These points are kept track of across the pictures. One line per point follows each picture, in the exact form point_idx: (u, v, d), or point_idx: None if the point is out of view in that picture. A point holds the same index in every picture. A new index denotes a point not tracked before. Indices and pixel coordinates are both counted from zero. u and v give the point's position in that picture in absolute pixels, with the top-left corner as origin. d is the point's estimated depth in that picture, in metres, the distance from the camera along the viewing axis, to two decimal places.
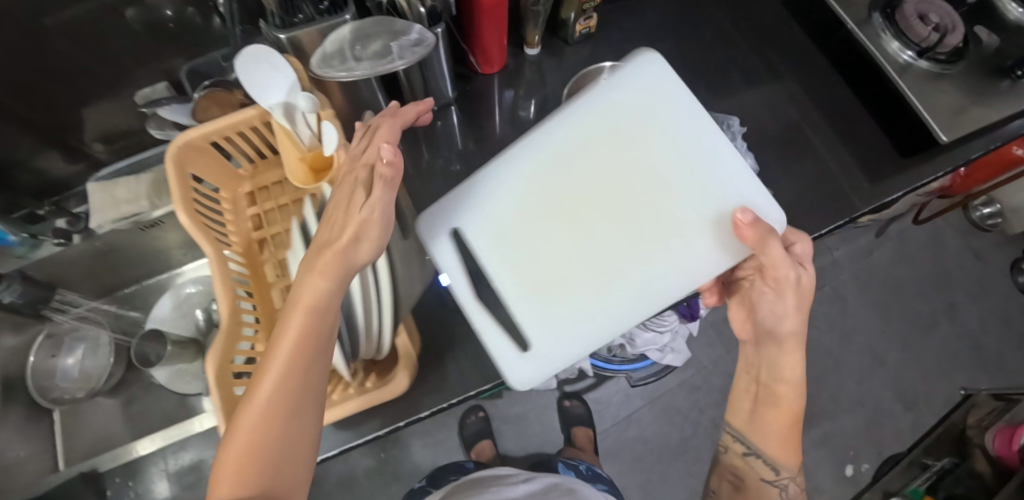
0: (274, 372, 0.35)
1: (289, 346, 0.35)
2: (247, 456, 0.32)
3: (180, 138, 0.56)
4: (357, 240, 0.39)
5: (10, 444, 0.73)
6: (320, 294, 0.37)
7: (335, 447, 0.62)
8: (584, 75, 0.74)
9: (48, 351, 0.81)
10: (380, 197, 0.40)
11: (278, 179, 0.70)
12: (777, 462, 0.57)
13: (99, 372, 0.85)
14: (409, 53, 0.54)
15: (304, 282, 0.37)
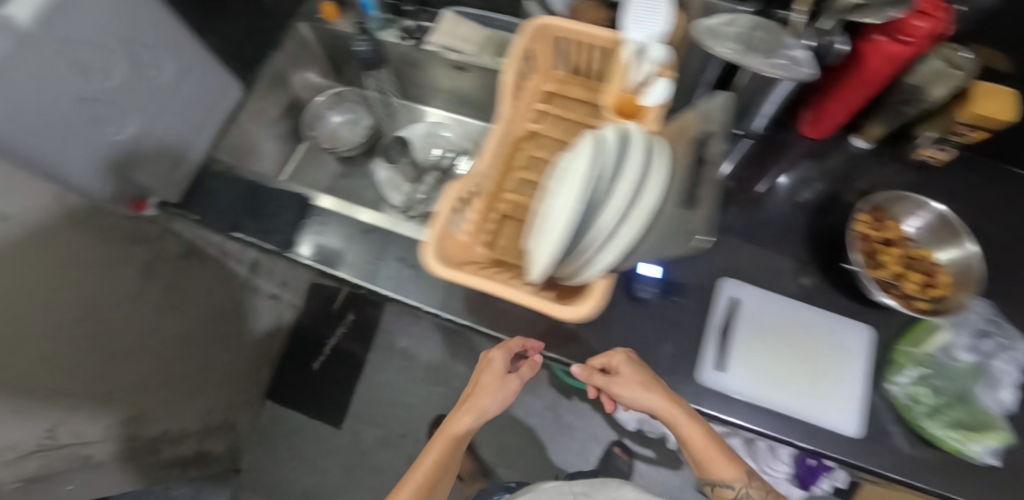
0: (441, 436, 0.60)
1: (455, 428, 0.59)
2: (425, 481, 0.58)
3: (544, 18, 0.64)
4: (479, 400, 0.59)
5: (267, 142, 0.93)
6: (462, 425, 0.59)
7: (465, 320, 0.66)
8: (903, 195, 0.66)
9: (329, 103, 0.97)
10: (509, 385, 0.60)
11: (574, 96, 0.73)
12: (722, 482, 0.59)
13: (347, 141, 0.97)
14: (786, 66, 0.52)
15: (455, 418, 0.59)
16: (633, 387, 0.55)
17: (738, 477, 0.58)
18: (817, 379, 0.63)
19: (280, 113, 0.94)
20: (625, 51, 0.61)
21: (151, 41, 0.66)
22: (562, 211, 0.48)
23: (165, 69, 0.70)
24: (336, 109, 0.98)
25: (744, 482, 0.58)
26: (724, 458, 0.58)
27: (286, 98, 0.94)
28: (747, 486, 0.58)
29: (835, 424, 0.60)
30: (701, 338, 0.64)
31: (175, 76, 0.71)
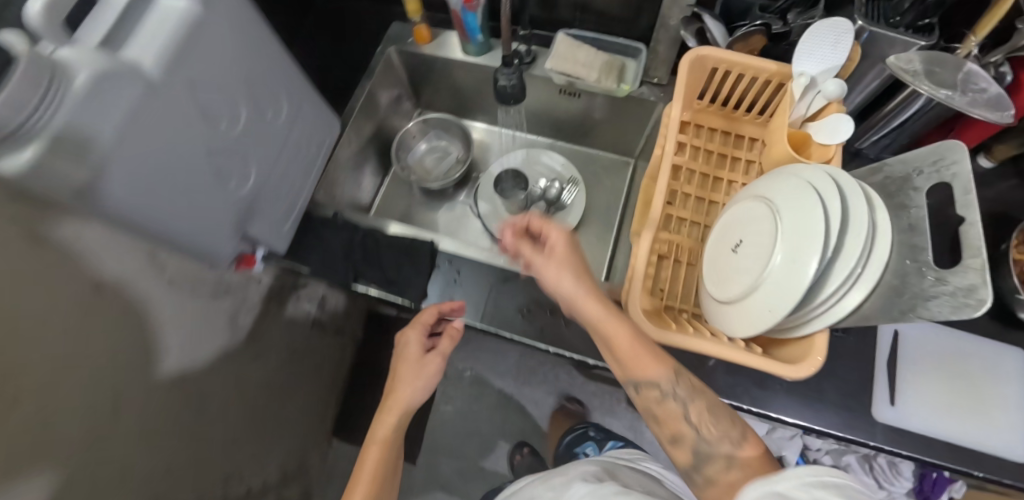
0: (391, 412, 0.58)
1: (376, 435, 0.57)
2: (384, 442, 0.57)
3: (702, 50, 0.61)
4: (400, 393, 0.58)
5: (354, 178, 0.85)
6: (386, 430, 0.57)
7: None
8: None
9: (415, 131, 0.91)
10: (433, 366, 0.59)
11: (710, 125, 0.71)
12: (647, 380, 0.50)
13: (437, 172, 0.92)
14: (976, 101, 0.51)
15: (379, 421, 0.58)
16: (553, 272, 0.54)
17: (659, 377, 0.50)
18: (986, 409, 0.63)
19: (364, 146, 0.86)
20: (795, 88, 0.59)
21: (261, 80, 0.57)
22: (791, 267, 0.46)
23: (279, 111, 0.61)
24: (421, 137, 0.92)
25: (672, 383, 0.50)
26: (646, 359, 0.50)
27: (368, 130, 0.86)
28: (676, 386, 0.50)
29: (1004, 447, 0.60)
30: (872, 373, 0.63)
31: (289, 117, 0.63)
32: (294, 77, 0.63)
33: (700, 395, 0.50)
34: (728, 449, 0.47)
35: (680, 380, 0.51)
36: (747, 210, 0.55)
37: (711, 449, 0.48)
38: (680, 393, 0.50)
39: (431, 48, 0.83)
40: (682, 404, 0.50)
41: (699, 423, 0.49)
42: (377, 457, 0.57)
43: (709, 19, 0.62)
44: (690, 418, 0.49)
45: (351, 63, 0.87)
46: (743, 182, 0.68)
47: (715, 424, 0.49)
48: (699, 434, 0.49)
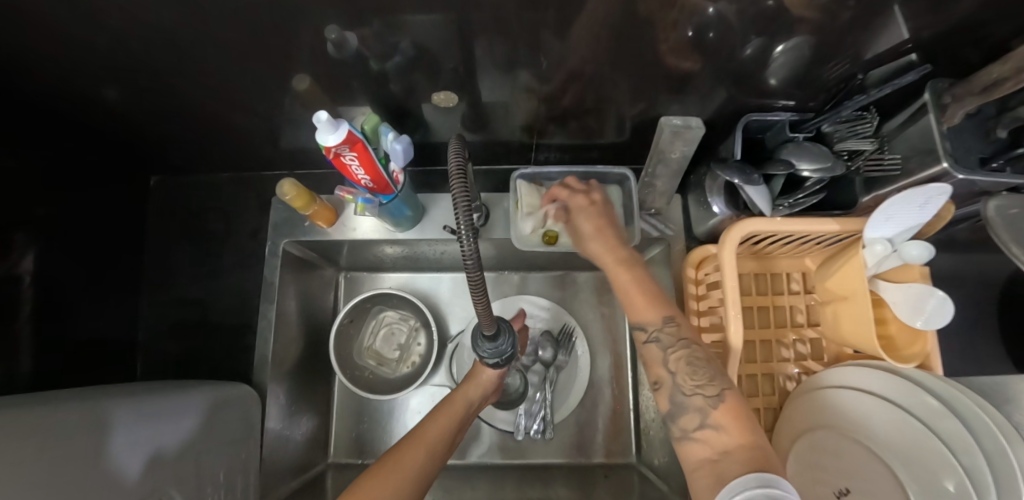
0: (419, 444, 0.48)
1: (429, 434, 0.49)
2: (402, 470, 0.44)
3: (748, 224, 0.45)
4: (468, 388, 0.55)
5: (298, 422, 0.64)
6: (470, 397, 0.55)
7: None
8: None
9: (350, 317, 0.69)
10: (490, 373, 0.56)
11: (742, 271, 0.57)
12: (638, 323, 0.45)
13: (395, 357, 0.72)
14: None
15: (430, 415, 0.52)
16: (586, 223, 0.52)
17: (651, 319, 0.44)
18: None
19: (297, 369, 0.64)
20: (863, 255, 0.46)
21: None
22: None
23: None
24: (359, 320, 0.70)
25: (658, 325, 0.44)
26: (641, 298, 0.46)
27: (294, 348, 0.64)
28: (662, 331, 0.44)
29: None
30: None
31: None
32: (172, 443, 0.42)
33: (685, 344, 0.42)
34: (703, 400, 0.39)
35: (669, 326, 0.44)
36: (829, 441, 0.47)
37: (687, 398, 0.39)
38: (667, 339, 0.43)
39: (340, 230, 0.61)
40: (663, 352, 0.43)
41: (676, 372, 0.41)
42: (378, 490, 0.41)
43: (744, 187, 0.46)
44: (668, 364, 0.42)
45: (233, 271, 0.62)
46: (796, 337, 0.55)
47: (692, 374, 0.40)
48: (675, 379, 0.41)
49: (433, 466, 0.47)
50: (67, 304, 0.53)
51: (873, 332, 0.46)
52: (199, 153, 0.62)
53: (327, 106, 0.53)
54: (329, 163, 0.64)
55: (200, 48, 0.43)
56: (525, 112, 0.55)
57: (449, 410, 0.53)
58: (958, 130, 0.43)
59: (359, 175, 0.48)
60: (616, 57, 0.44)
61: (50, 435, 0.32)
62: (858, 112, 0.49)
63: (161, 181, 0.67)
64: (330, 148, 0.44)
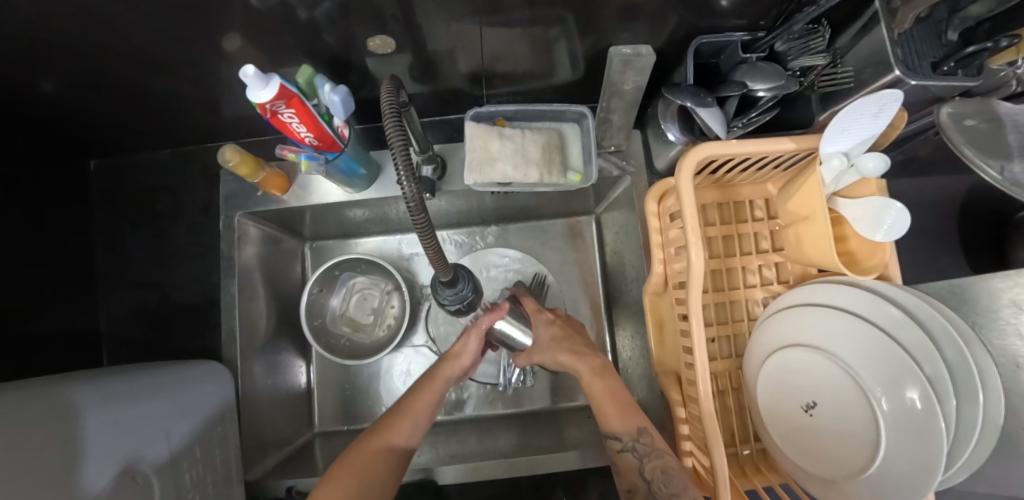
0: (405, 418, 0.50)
1: (416, 407, 0.51)
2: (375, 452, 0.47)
3: (705, 150, 0.45)
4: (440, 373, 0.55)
5: (279, 393, 0.64)
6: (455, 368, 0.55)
7: None
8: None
9: (320, 285, 0.68)
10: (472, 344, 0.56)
11: (706, 202, 0.56)
12: (611, 434, 0.47)
13: (370, 321, 0.71)
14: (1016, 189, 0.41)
15: (412, 394, 0.52)
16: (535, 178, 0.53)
17: (625, 429, 0.47)
18: None
19: (270, 342, 0.64)
20: (822, 172, 0.46)
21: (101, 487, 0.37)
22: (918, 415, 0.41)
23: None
24: (329, 288, 0.69)
25: (632, 436, 0.46)
26: (613, 407, 0.49)
27: (264, 322, 0.63)
28: (637, 441, 0.46)
29: None
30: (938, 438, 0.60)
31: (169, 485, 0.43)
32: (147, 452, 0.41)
33: (658, 454, 0.45)
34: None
35: (644, 437, 0.46)
36: (800, 360, 0.46)
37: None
38: (642, 449, 0.46)
39: (295, 196, 0.59)
40: (639, 461, 0.46)
41: (652, 481, 0.44)
42: (372, 456, 0.46)
43: (697, 110, 0.44)
44: (644, 473, 0.45)
45: (189, 251, 0.60)
46: (761, 263, 0.56)
47: (665, 482, 0.43)
48: (649, 486, 0.44)
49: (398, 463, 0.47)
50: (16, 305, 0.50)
51: (833, 250, 0.46)
52: (132, 130, 0.58)
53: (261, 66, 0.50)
54: (275, 128, 0.61)
55: (103, 11, 0.39)
56: (473, 55, 0.52)
57: (429, 384, 0.53)
58: (909, 36, 0.42)
59: (302, 133, 0.46)
60: None
61: (17, 416, 0.33)
62: (810, 25, 0.46)
63: (100, 164, 0.63)
64: (263, 105, 0.41)
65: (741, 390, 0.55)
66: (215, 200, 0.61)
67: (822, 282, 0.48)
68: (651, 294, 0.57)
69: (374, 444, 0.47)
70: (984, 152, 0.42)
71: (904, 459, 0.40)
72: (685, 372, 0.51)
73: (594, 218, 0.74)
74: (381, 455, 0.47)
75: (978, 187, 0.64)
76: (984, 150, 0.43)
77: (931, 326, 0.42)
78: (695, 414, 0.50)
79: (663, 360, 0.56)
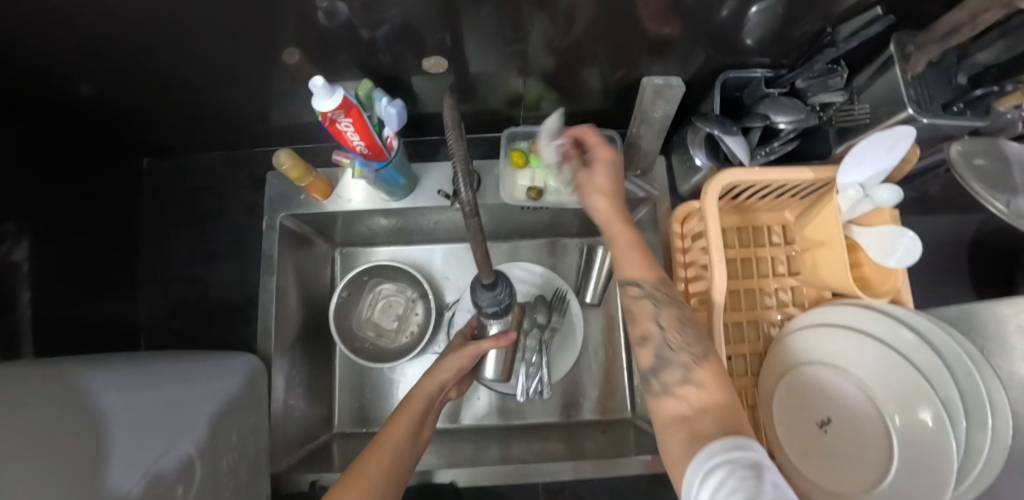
0: (402, 423, 0.50)
1: (413, 405, 0.52)
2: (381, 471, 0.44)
3: (725, 176, 0.48)
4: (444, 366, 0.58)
5: (304, 391, 0.66)
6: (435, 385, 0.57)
7: None
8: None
9: (348, 289, 0.70)
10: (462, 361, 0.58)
11: (727, 225, 0.59)
12: (629, 278, 0.43)
13: (394, 327, 0.74)
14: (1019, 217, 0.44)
15: (416, 389, 0.54)
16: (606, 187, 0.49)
17: (647, 276, 0.43)
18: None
19: (299, 341, 0.66)
20: (838, 201, 0.49)
21: (151, 458, 0.38)
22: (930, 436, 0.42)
23: (193, 481, 0.41)
24: (357, 292, 0.72)
25: (654, 282, 0.42)
26: (636, 258, 0.44)
27: (295, 320, 0.65)
28: (657, 286, 0.42)
29: None
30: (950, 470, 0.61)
31: (208, 465, 0.43)
32: (187, 417, 0.43)
33: (676, 304, 0.41)
34: (688, 358, 0.38)
35: (664, 286, 0.42)
36: (814, 377, 0.49)
37: (676, 355, 0.39)
38: (661, 296, 0.42)
39: (334, 203, 0.62)
40: (656, 306, 0.41)
41: (668, 328, 0.40)
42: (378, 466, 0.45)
43: (723, 137, 0.48)
44: (659, 319, 0.41)
45: (228, 247, 0.63)
46: (777, 286, 0.58)
47: (681, 332, 0.40)
48: (664, 335, 0.40)
49: (413, 452, 0.49)
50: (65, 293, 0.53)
51: (847, 274, 0.49)
52: (188, 132, 0.62)
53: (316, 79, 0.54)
54: (320, 136, 0.65)
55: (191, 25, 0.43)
56: (512, 78, 0.56)
57: (411, 403, 0.53)
58: (923, 78, 0.46)
59: (355, 141, 0.49)
60: (599, 25, 0.45)
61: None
62: (830, 65, 0.50)
63: (152, 162, 0.67)
64: (326, 114, 0.45)
65: (756, 408, 0.56)
66: (259, 201, 0.64)
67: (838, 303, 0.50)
68: None
69: (378, 459, 0.45)
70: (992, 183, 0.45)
71: (912, 478, 0.42)
72: None
73: None
74: (386, 469, 0.45)
75: (985, 224, 0.67)
76: (991, 180, 0.45)
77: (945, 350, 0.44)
78: None
79: None
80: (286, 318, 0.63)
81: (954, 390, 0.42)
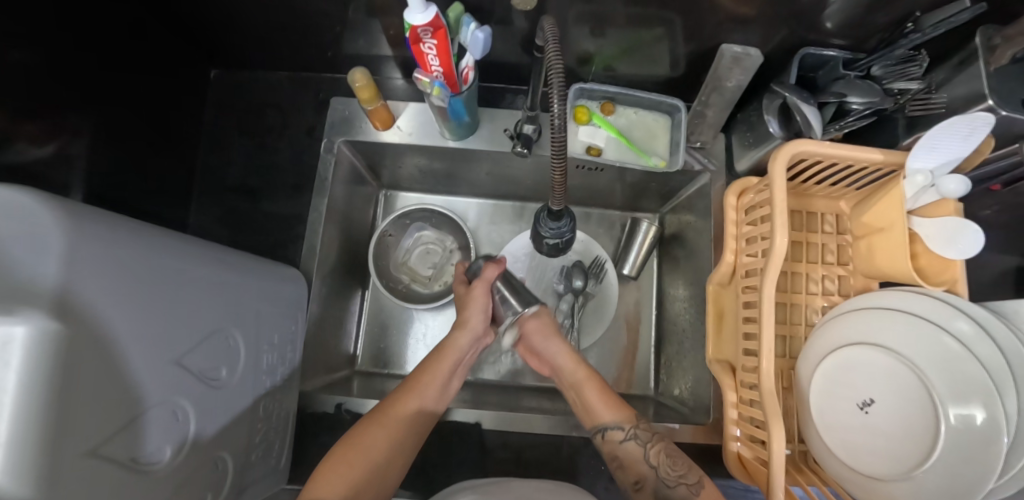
0: (436, 377, 0.51)
1: (439, 366, 0.52)
2: (406, 419, 0.47)
3: (797, 144, 0.48)
4: (471, 317, 0.56)
5: (336, 319, 0.66)
6: (464, 341, 0.55)
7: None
8: None
9: (390, 229, 0.70)
10: (477, 316, 0.56)
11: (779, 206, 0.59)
12: (610, 424, 0.50)
13: (428, 272, 0.74)
14: None
15: (450, 335, 0.55)
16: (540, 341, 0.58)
17: (619, 418, 0.50)
18: None
19: (337, 270, 0.66)
20: (903, 187, 0.48)
21: (205, 333, 0.39)
22: (978, 421, 0.42)
23: (234, 365, 0.43)
24: (398, 234, 0.72)
25: (632, 423, 0.49)
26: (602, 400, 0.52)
27: (336, 249, 0.65)
28: (636, 428, 0.49)
29: None
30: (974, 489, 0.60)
31: (247, 355, 0.45)
32: (233, 303, 0.43)
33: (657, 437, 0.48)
34: (687, 489, 0.43)
35: (639, 424, 0.49)
36: (863, 357, 0.48)
37: (673, 490, 0.44)
38: (642, 435, 0.48)
39: (393, 134, 0.63)
40: (643, 448, 0.47)
41: (659, 466, 0.46)
42: (406, 409, 0.47)
43: (799, 105, 0.49)
44: (650, 460, 0.47)
45: (285, 166, 0.65)
46: (825, 273, 0.58)
47: (672, 464, 0.46)
48: (658, 473, 0.46)
49: (433, 410, 0.50)
50: (121, 185, 0.54)
51: (908, 261, 0.49)
52: (260, 49, 0.63)
53: (395, 13, 0.53)
54: (387, 71, 0.66)
55: None
56: (586, 36, 0.56)
57: (443, 355, 0.53)
58: (1004, 74, 0.46)
59: (433, 66, 0.50)
60: None
61: (157, 245, 0.35)
62: (910, 52, 0.51)
63: (219, 76, 0.68)
64: (415, 28, 0.45)
65: (790, 391, 0.56)
66: (320, 125, 0.66)
67: (898, 289, 0.50)
68: (713, 285, 0.59)
69: (405, 407, 0.47)
70: None
71: (953, 462, 0.42)
72: (743, 360, 0.52)
73: (658, 217, 0.76)
74: (400, 420, 0.47)
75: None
76: None
77: (1005, 343, 0.44)
78: (750, 401, 0.51)
79: (717, 349, 0.56)
80: (329, 244, 0.63)
81: (1009, 375, 0.43)
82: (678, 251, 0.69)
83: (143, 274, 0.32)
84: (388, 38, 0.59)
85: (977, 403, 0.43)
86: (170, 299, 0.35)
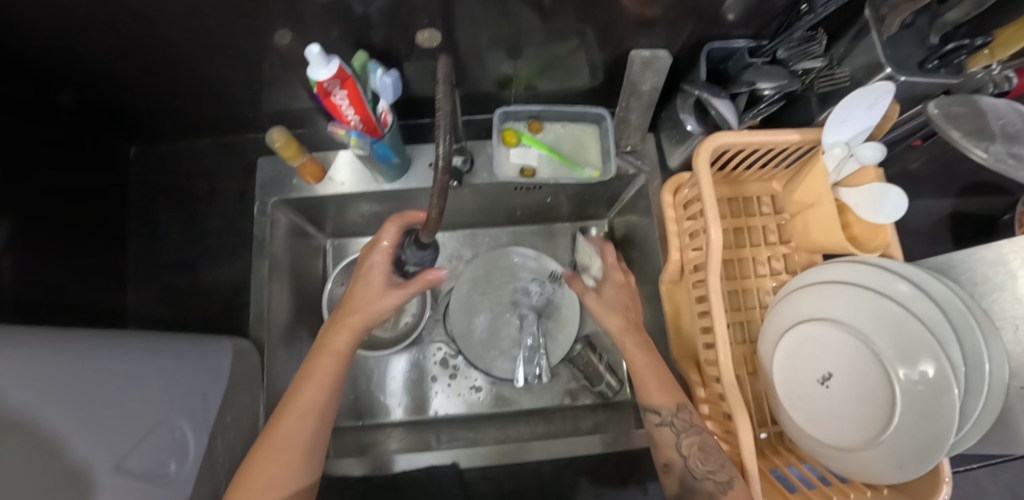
0: (298, 401, 0.45)
1: (303, 393, 0.45)
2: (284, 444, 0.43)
3: (716, 137, 0.49)
4: (362, 309, 0.48)
5: None
6: (339, 344, 0.48)
7: None
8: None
9: (341, 279, 0.69)
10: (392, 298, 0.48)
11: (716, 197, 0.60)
12: (652, 405, 0.50)
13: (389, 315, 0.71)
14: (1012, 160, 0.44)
15: (330, 334, 0.48)
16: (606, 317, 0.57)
17: (666, 403, 0.49)
18: None
19: (293, 330, 0.65)
20: (824, 160, 0.50)
21: (145, 429, 0.38)
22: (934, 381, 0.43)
23: (185, 457, 0.41)
24: (349, 282, 0.70)
25: (672, 410, 0.49)
26: (654, 381, 0.51)
27: (288, 308, 0.64)
28: (676, 416, 0.49)
29: None
30: None
31: (200, 444, 0.43)
32: (170, 390, 0.41)
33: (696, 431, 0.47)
34: (715, 483, 0.43)
35: (681, 412, 0.49)
36: (816, 335, 0.49)
37: (699, 482, 0.44)
38: (680, 423, 0.48)
39: (327, 186, 0.62)
40: (677, 436, 0.48)
41: (689, 457, 0.46)
42: (289, 431, 0.44)
43: (711, 101, 0.50)
44: (681, 448, 0.47)
45: (221, 233, 0.63)
46: (770, 254, 0.59)
47: (704, 459, 0.45)
48: (687, 464, 0.46)
49: (311, 433, 0.45)
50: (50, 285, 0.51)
51: (839, 232, 0.50)
52: (178, 120, 0.62)
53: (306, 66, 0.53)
54: (312, 122, 0.65)
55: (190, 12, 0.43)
56: (502, 60, 0.56)
57: (317, 368, 0.47)
58: (895, 41, 0.49)
59: (349, 115, 0.49)
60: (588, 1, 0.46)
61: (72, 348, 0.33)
62: (809, 32, 0.52)
63: (140, 152, 0.66)
64: (321, 84, 0.44)
65: (757, 375, 0.56)
66: (251, 187, 0.65)
67: (836, 261, 0.51)
68: (666, 283, 0.59)
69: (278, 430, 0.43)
70: (981, 129, 0.46)
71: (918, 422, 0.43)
72: (704, 354, 0.53)
73: (607, 222, 0.77)
74: (279, 447, 0.43)
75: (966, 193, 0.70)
76: (974, 125, 0.46)
77: (940, 297, 0.46)
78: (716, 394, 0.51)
79: (681, 346, 0.57)
80: (279, 306, 0.61)
81: (945, 324, 0.43)
82: (632, 253, 0.70)
83: (46, 386, 0.31)
84: (305, 91, 0.58)
85: (928, 361, 0.43)
86: (88, 403, 0.34)
